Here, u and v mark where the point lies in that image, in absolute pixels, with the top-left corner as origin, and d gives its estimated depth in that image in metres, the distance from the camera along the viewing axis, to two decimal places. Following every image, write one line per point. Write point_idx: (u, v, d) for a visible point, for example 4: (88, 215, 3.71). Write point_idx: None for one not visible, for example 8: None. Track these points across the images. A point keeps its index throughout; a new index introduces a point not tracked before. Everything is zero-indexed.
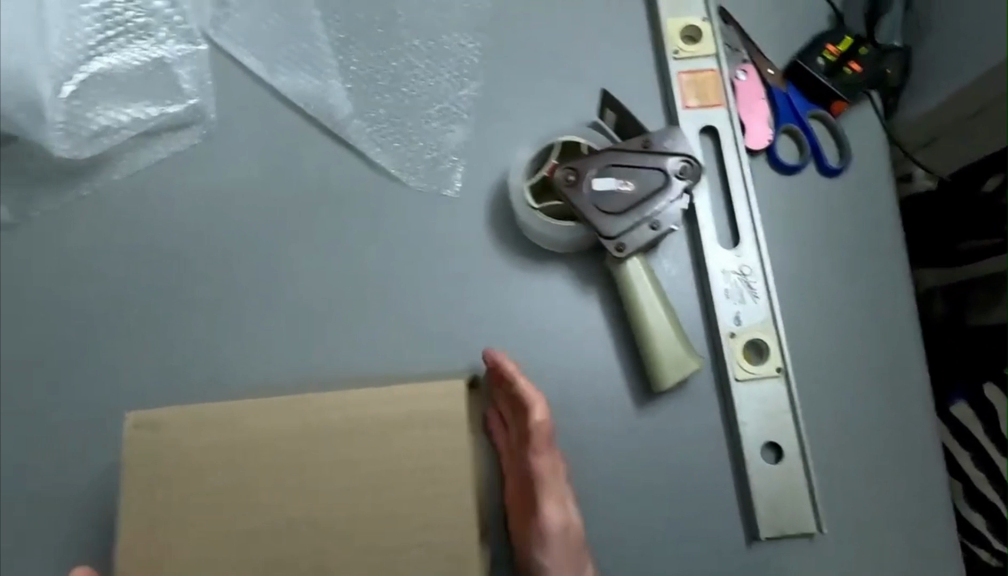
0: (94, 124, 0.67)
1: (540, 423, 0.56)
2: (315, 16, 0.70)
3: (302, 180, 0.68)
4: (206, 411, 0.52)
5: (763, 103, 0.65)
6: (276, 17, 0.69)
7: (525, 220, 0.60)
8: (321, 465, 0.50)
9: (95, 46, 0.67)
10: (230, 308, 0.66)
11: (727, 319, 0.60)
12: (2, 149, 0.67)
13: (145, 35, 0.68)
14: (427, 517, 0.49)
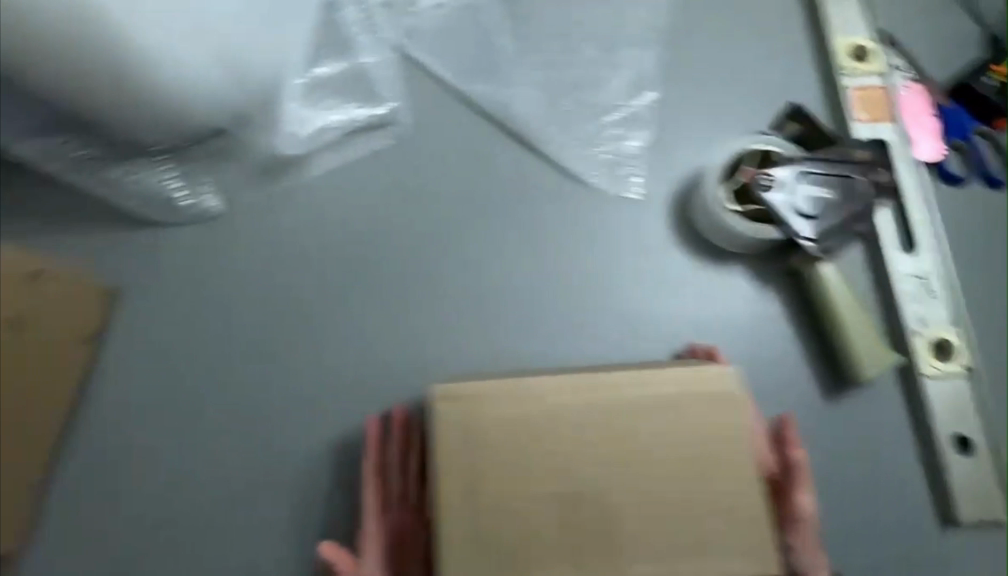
0: (315, 126, 0.71)
1: (784, 418, 0.58)
2: (498, 33, 0.76)
3: (489, 180, 0.72)
4: (468, 390, 0.46)
5: (930, 119, 0.69)
6: (464, 33, 0.76)
7: (722, 222, 0.64)
8: (606, 453, 0.46)
9: (302, 52, 0.72)
10: (419, 296, 0.69)
11: (911, 319, 0.63)
12: (208, 142, 0.69)
13: (345, 45, 0.74)
14: (720, 512, 0.45)
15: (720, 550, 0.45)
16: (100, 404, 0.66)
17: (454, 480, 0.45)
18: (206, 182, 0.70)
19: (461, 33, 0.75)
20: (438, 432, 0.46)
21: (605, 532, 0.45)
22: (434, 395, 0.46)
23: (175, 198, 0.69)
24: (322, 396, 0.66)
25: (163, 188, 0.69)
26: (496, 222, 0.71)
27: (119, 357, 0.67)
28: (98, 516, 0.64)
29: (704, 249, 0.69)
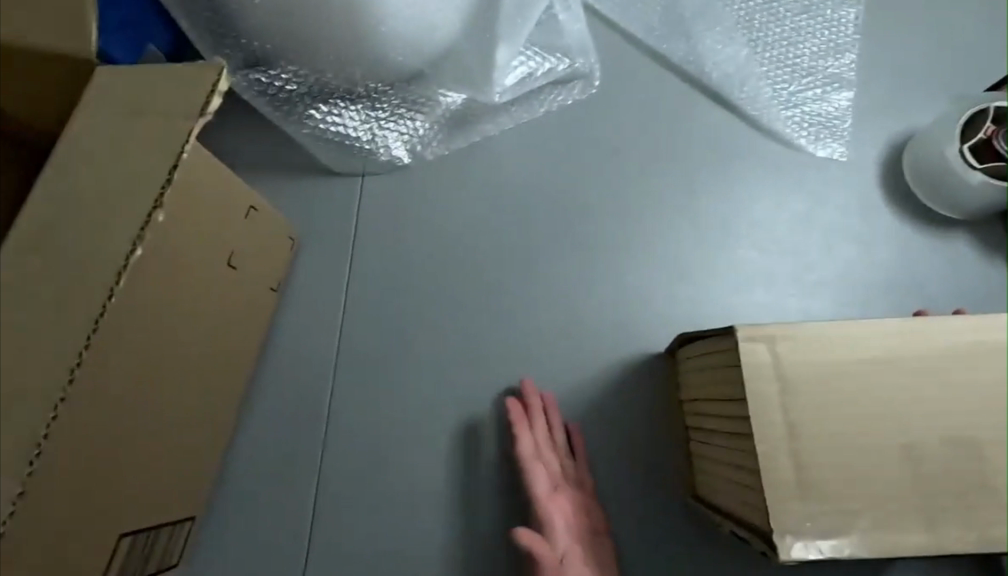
0: (515, 76, 0.67)
1: None
2: None
3: (685, 138, 0.69)
4: (779, 330, 0.41)
5: None
6: None
7: (961, 182, 0.60)
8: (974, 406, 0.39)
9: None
10: (620, 255, 0.65)
11: None
12: (398, 86, 0.66)
13: None
14: None
15: None
16: (285, 359, 0.62)
17: (774, 429, 0.40)
18: (393, 127, 0.66)
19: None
20: (748, 375, 0.41)
21: (969, 498, 0.38)
22: (740, 334, 0.41)
23: (361, 143, 0.65)
24: (523, 356, 0.62)
25: (350, 131, 0.65)
26: (695, 181, 0.67)
27: (303, 310, 0.63)
28: (286, 478, 0.59)
29: (921, 213, 0.65)
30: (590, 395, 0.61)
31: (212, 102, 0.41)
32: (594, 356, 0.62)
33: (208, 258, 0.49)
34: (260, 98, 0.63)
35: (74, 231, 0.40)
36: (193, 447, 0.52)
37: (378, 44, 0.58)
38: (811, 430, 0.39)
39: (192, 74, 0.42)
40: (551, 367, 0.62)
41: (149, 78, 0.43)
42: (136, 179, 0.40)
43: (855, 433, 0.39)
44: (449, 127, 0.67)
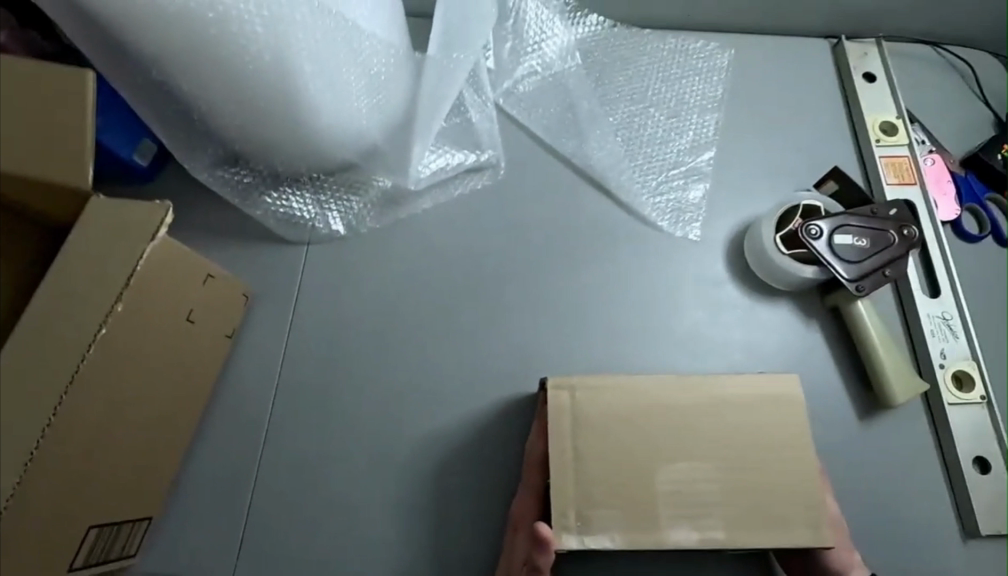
0: (426, 173, 0.83)
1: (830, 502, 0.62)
2: (581, 97, 0.89)
3: (572, 218, 0.84)
4: (578, 381, 0.56)
5: (950, 185, 0.82)
6: (552, 96, 0.89)
7: (774, 262, 0.76)
8: (699, 443, 0.54)
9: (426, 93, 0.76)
10: (511, 313, 0.80)
11: (936, 354, 0.73)
12: (338, 175, 0.82)
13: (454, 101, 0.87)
14: (792, 496, 0.53)
15: (792, 527, 0.52)
16: (237, 390, 0.77)
17: (564, 454, 0.54)
18: (331, 208, 0.82)
19: (552, 93, 0.89)
20: (553, 414, 0.55)
21: (689, 509, 0.53)
22: (550, 383, 0.56)
23: (306, 220, 0.81)
24: (427, 392, 0.77)
25: (298, 213, 0.81)
26: (578, 253, 0.83)
27: (254, 351, 0.78)
28: (228, 486, 0.74)
29: (756, 284, 0.80)
30: (479, 426, 0.75)
31: (163, 228, 0.55)
32: (485, 396, 0.76)
33: (166, 325, 0.64)
34: (225, 186, 0.79)
35: (47, 315, 0.52)
36: (155, 459, 0.67)
37: (314, 150, 0.75)
38: (590, 455, 0.54)
39: (145, 212, 0.54)
40: (450, 402, 0.76)
41: (114, 213, 0.54)
42: (100, 281, 0.53)
43: (619, 460, 0.54)
44: (376, 208, 0.83)
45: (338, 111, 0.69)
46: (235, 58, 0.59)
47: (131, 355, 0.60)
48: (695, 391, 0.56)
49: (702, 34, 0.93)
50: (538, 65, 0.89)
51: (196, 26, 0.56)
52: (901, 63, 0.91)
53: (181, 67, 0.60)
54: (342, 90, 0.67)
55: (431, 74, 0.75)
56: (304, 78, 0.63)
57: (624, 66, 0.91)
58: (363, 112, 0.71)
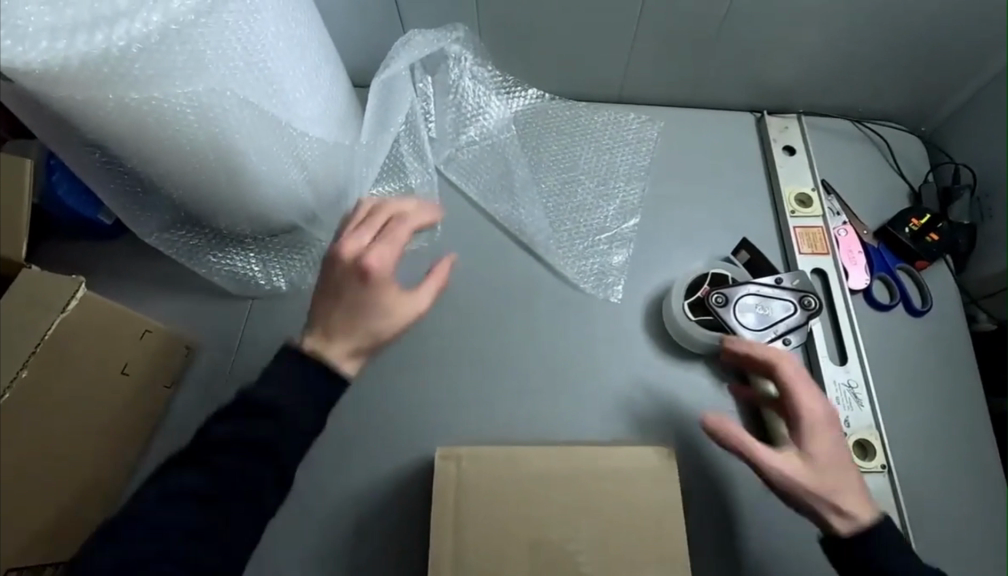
0: None
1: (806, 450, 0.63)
2: (516, 164, 0.94)
3: (502, 278, 0.89)
4: (464, 450, 0.60)
5: (861, 256, 0.86)
6: (489, 162, 0.95)
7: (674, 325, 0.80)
8: (573, 514, 0.57)
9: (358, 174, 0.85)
10: (437, 366, 0.84)
11: (840, 421, 0.76)
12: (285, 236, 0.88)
13: (396, 167, 0.92)
14: (657, 563, 0.56)
15: None
16: (175, 435, 0.82)
17: (446, 523, 0.57)
18: (276, 266, 0.89)
19: (489, 161, 0.95)
20: (438, 480, 0.59)
21: None
22: (439, 451, 0.59)
23: (251, 277, 0.88)
24: (352, 443, 0.80)
25: (245, 272, 0.88)
26: (501, 312, 0.87)
27: (193, 400, 0.83)
28: None
29: (672, 346, 0.84)
30: (398, 478, 0.79)
31: (71, 299, 0.61)
32: (408, 448, 0.80)
33: (95, 384, 0.68)
34: (171, 246, 0.84)
35: None
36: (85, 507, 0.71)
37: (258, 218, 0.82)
38: (468, 520, 0.57)
39: (56, 286, 0.61)
40: (374, 453, 0.80)
41: (43, 286, 0.60)
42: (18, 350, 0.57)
43: (496, 522, 0.57)
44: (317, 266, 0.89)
45: (274, 182, 0.76)
46: (171, 141, 0.66)
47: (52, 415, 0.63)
48: (569, 462, 0.59)
49: (633, 107, 1.00)
50: (477, 135, 0.96)
51: (134, 116, 0.62)
52: (821, 137, 0.96)
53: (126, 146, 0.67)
54: (276, 163, 0.74)
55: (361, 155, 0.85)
56: (243, 156, 0.71)
57: (558, 137, 0.97)
58: (298, 183, 0.78)
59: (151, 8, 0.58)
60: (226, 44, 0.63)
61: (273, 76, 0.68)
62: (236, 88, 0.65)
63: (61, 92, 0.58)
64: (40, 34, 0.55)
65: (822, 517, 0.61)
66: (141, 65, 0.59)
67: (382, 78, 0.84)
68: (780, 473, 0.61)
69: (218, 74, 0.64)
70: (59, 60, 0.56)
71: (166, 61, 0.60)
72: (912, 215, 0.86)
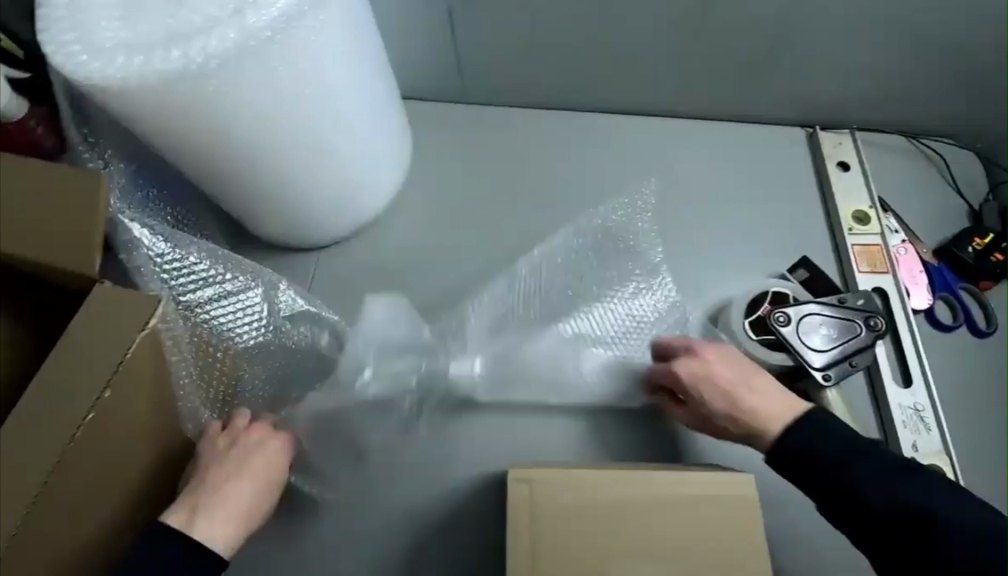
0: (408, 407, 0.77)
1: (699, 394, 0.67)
2: (556, 292, 0.81)
3: None
4: (537, 475, 0.58)
5: (922, 274, 0.84)
6: (516, 310, 0.79)
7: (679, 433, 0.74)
8: (648, 538, 0.56)
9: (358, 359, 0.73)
10: None
11: (907, 446, 0.74)
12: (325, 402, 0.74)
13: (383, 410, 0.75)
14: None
15: None
16: None
17: (523, 549, 0.56)
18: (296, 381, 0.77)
19: (529, 305, 0.80)
20: (512, 508, 0.57)
21: None
22: (512, 477, 0.58)
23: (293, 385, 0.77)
24: (407, 460, 0.79)
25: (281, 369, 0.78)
26: None
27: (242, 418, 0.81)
28: None
29: None
30: (455, 496, 0.78)
31: (153, 315, 0.56)
32: (463, 465, 0.79)
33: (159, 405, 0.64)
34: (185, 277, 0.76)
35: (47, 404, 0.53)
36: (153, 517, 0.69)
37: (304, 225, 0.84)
38: (546, 550, 0.56)
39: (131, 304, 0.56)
40: (429, 471, 0.79)
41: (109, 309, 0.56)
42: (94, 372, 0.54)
43: (576, 552, 0.56)
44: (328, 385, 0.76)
45: (320, 191, 0.78)
46: (239, 152, 0.67)
47: (117, 431, 0.58)
48: (649, 487, 0.58)
49: (683, 121, 0.99)
50: (482, 363, 0.78)
51: (209, 129, 0.63)
52: (875, 153, 0.95)
53: (185, 152, 0.66)
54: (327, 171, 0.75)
55: (348, 365, 0.73)
56: (299, 162, 0.72)
57: (604, 274, 0.83)
58: (347, 185, 0.80)
59: (226, 25, 0.58)
60: (298, 60, 0.62)
61: (336, 89, 0.68)
62: (303, 104, 0.65)
63: (137, 105, 0.58)
64: (116, 50, 0.57)
65: (745, 440, 0.65)
66: (217, 81, 0.58)
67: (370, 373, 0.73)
68: (716, 411, 0.66)
69: (290, 88, 0.63)
70: (136, 75, 0.56)
71: (243, 77, 0.59)
72: (974, 234, 0.84)
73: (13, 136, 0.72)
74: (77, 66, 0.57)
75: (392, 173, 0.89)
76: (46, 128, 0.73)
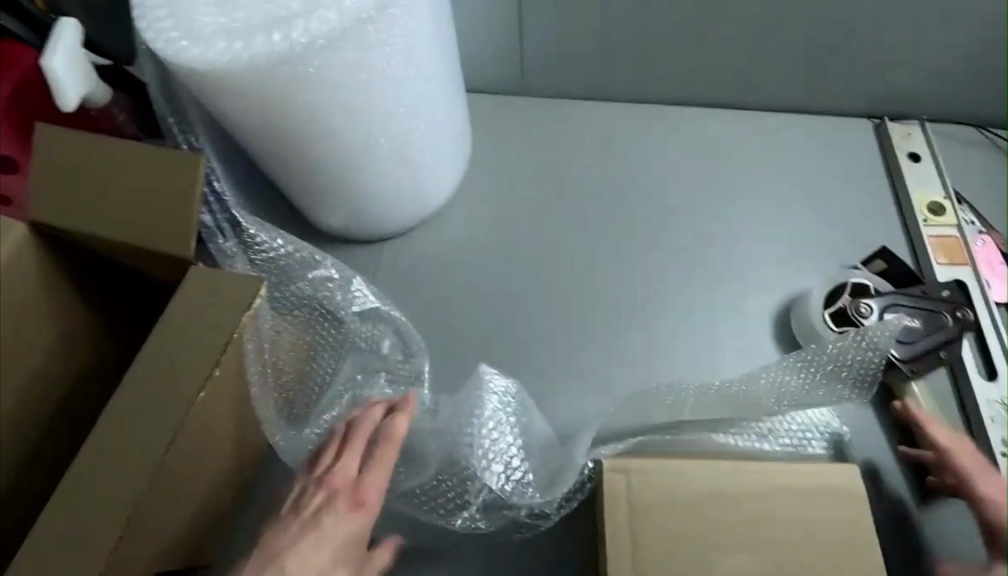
0: (518, 505, 0.66)
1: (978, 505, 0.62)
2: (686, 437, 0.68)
3: (622, 287, 0.88)
4: (633, 466, 0.57)
5: (1003, 267, 0.82)
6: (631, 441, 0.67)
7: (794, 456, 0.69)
8: (748, 529, 0.55)
9: (466, 493, 0.67)
10: (560, 372, 0.83)
11: (997, 442, 0.71)
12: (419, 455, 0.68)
13: (502, 463, 0.66)
14: None
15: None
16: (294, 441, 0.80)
17: (621, 542, 0.55)
18: (364, 381, 0.74)
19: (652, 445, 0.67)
20: (608, 497, 0.56)
21: None
22: (605, 466, 0.57)
23: (364, 388, 0.74)
24: None
25: (351, 384, 0.74)
26: (621, 321, 0.86)
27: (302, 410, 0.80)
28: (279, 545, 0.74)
29: None
30: None
31: (257, 298, 0.56)
32: None
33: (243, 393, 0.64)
34: (271, 268, 0.72)
35: (155, 384, 0.54)
36: (232, 492, 0.69)
37: (370, 213, 0.83)
38: (646, 544, 0.55)
39: (229, 284, 0.57)
40: None
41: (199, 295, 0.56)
42: (196, 351, 0.55)
43: (675, 540, 0.55)
44: (398, 388, 0.74)
45: (392, 178, 0.77)
46: (319, 132, 0.66)
47: (214, 413, 0.58)
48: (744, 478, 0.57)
49: (747, 112, 0.97)
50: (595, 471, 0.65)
51: (298, 109, 0.62)
52: (946, 144, 0.93)
53: (268, 132, 0.65)
54: (404, 156, 0.74)
55: (454, 401, 0.68)
56: (375, 145, 0.70)
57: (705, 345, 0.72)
58: (415, 173, 0.79)
59: (325, 6, 0.57)
60: (391, 44, 0.62)
61: (420, 76, 0.68)
62: (390, 86, 0.65)
63: (232, 82, 0.58)
64: (216, 35, 0.57)
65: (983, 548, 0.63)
66: (317, 63, 0.58)
67: (481, 502, 0.66)
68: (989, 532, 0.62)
69: (379, 70, 0.63)
70: (241, 58, 0.56)
71: (339, 58, 0.59)
72: None
73: (97, 121, 0.73)
74: (179, 52, 0.57)
75: (455, 163, 0.88)
76: (129, 116, 0.74)
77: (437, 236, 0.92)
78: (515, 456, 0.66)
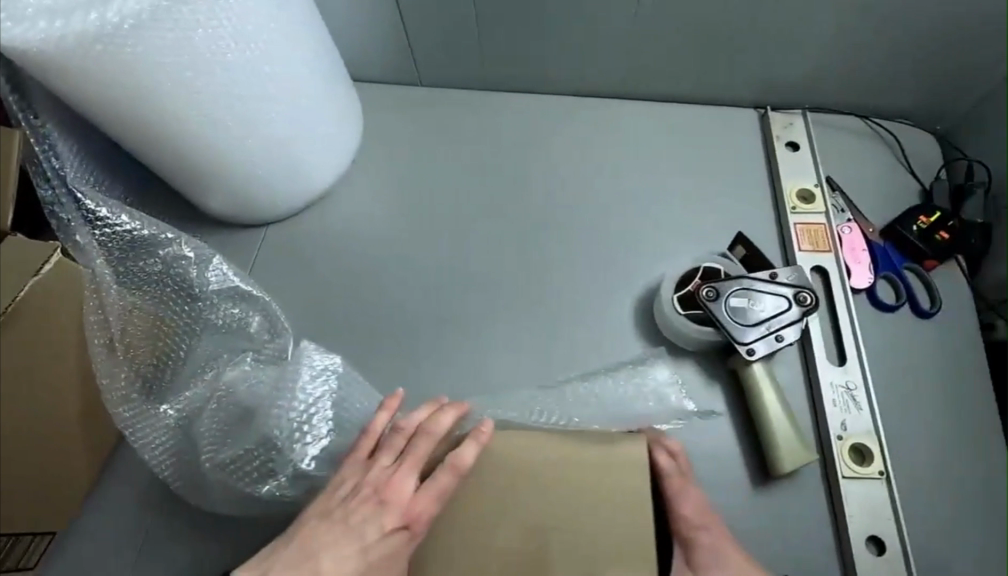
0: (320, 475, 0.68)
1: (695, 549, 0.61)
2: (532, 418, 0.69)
3: (496, 270, 0.88)
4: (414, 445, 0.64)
5: (866, 254, 0.82)
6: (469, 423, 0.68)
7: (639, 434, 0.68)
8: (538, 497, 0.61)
9: (272, 466, 0.68)
10: (424, 353, 0.83)
11: (836, 425, 0.72)
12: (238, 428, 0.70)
13: (305, 433, 0.68)
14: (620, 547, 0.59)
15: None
16: None
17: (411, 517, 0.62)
18: (227, 359, 0.75)
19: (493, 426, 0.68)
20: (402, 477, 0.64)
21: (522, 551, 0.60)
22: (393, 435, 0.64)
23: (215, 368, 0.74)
24: None
25: (208, 360, 0.75)
26: (492, 304, 0.86)
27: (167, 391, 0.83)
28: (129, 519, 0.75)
29: (664, 342, 0.81)
30: None
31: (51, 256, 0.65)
32: None
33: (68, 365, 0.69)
34: (116, 245, 0.75)
35: None
36: (74, 469, 0.71)
37: (245, 196, 0.84)
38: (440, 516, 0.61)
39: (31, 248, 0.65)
40: None
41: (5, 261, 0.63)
42: None
43: (462, 531, 0.60)
44: (259, 365, 0.74)
45: (255, 160, 0.78)
46: (159, 108, 0.67)
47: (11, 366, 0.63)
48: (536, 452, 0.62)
49: (633, 101, 0.98)
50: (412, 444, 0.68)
51: (126, 88, 0.63)
52: (827, 133, 0.93)
53: (109, 114, 0.66)
54: (263, 136, 0.76)
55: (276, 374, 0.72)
56: (223, 124, 0.72)
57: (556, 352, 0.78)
58: (282, 155, 0.80)
59: None
60: (216, 25, 0.65)
61: (265, 58, 0.70)
62: (225, 63, 0.67)
63: (52, 61, 0.59)
64: (37, 16, 0.58)
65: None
66: (133, 44, 0.60)
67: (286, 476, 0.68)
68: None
69: (204, 49, 0.65)
70: (55, 37, 0.57)
71: (159, 36, 0.62)
72: (920, 212, 0.82)
73: None
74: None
75: (336, 150, 0.89)
76: None
77: (316, 221, 0.93)
78: (323, 429, 0.69)
